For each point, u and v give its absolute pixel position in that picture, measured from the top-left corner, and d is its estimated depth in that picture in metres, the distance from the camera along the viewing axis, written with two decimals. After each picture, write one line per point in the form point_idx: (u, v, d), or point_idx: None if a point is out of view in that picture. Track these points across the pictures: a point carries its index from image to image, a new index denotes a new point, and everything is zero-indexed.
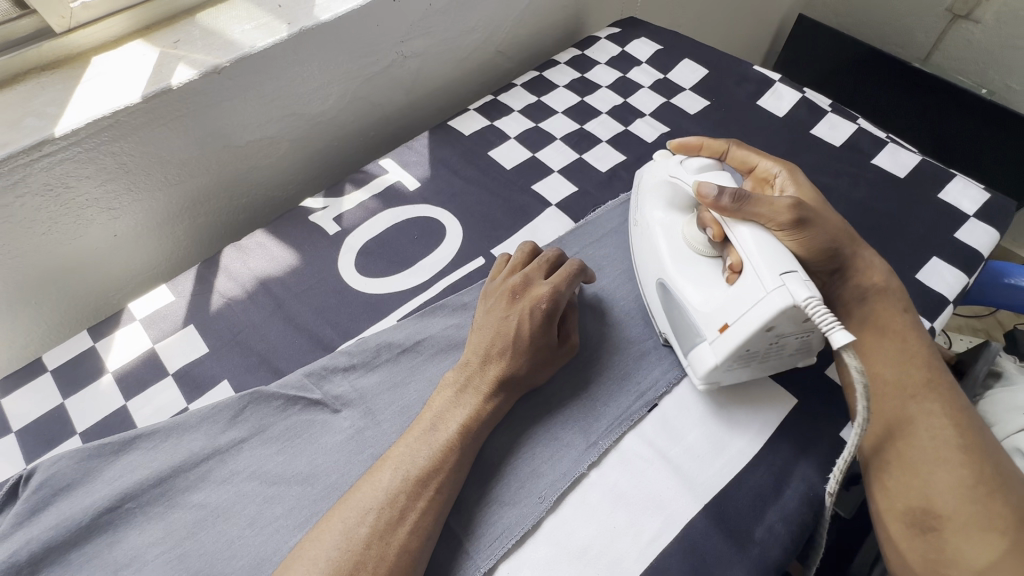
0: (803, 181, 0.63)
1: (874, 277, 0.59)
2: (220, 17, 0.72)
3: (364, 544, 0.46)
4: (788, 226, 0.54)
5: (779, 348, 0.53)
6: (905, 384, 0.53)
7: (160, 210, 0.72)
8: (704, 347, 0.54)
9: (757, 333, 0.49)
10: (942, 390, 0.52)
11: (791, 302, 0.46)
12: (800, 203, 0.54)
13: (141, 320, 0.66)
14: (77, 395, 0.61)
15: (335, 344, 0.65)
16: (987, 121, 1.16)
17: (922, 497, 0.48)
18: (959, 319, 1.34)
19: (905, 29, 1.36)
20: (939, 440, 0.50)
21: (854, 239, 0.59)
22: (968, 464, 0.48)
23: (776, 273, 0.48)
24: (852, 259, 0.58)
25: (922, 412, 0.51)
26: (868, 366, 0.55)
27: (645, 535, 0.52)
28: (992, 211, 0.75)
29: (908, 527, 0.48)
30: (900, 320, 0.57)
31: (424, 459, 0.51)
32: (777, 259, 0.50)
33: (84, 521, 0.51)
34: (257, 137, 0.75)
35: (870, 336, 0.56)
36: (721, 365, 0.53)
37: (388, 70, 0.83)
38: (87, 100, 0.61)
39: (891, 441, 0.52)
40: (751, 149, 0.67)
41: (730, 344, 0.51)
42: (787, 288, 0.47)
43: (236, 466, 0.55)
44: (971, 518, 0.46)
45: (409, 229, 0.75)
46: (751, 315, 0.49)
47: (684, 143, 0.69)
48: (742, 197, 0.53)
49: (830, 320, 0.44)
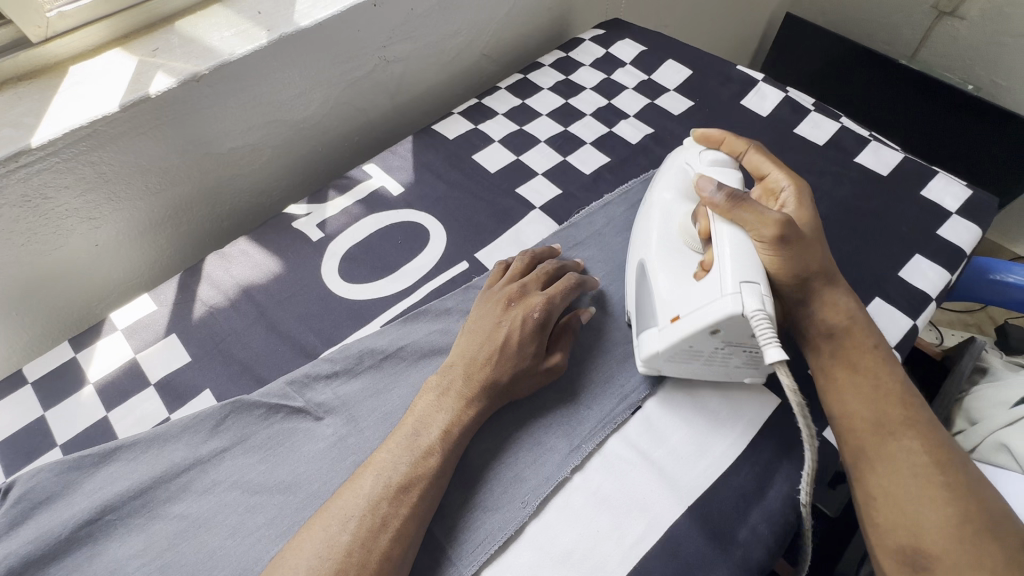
0: (807, 203, 0.62)
1: (843, 313, 0.57)
2: (199, 24, 0.71)
3: (346, 552, 0.45)
4: (769, 242, 0.54)
5: (725, 356, 0.55)
6: (882, 421, 0.52)
7: (142, 219, 0.72)
8: (653, 333, 0.56)
9: (703, 331, 0.51)
10: (920, 424, 0.52)
11: (740, 309, 0.49)
12: (790, 222, 0.54)
13: (123, 330, 0.66)
14: (57, 407, 0.61)
15: (318, 351, 0.65)
16: (973, 117, 1.16)
17: (911, 535, 0.48)
18: (951, 314, 1.35)
19: (891, 27, 1.37)
20: (921, 478, 0.49)
21: (828, 275, 0.58)
22: (953, 501, 0.48)
23: (738, 279, 0.51)
24: (820, 291, 0.57)
25: (904, 449, 0.50)
26: (843, 404, 0.55)
27: (628, 538, 0.51)
28: (974, 208, 0.75)
29: (900, 564, 0.48)
30: (872, 356, 0.56)
31: (406, 466, 0.50)
32: (744, 268, 0.52)
33: (64, 534, 0.50)
34: (239, 145, 0.75)
35: (841, 372, 0.56)
36: (665, 353, 0.55)
37: (371, 75, 0.83)
38: (63, 109, 0.61)
39: (875, 479, 0.51)
40: (769, 157, 0.66)
41: (676, 336, 0.53)
42: (741, 297, 0.50)
43: (217, 476, 0.55)
44: (962, 557, 0.46)
45: (393, 235, 0.75)
46: (703, 313, 0.51)
47: (706, 133, 0.68)
48: (735, 199, 0.55)
49: (768, 334, 0.48)
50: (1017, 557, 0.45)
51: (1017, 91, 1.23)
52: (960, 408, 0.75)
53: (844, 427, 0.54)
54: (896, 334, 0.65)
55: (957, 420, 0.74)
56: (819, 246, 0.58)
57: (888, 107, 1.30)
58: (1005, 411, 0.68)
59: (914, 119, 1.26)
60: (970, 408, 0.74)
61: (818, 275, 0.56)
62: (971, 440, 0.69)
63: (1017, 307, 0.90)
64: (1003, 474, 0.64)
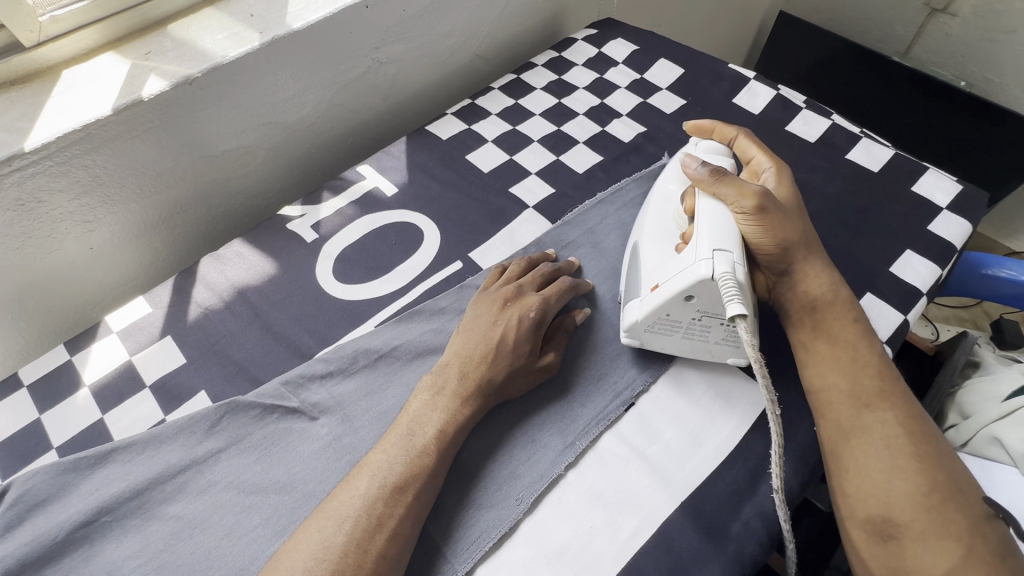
0: (786, 181, 0.63)
1: (824, 285, 0.59)
2: (192, 27, 0.72)
3: (342, 552, 0.45)
4: (749, 212, 0.56)
5: (703, 330, 0.57)
6: (858, 393, 0.53)
7: (137, 222, 0.72)
8: (634, 303, 0.59)
9: (677, 296, 0.54)
10: (895, 398, 0.52)
11: (711, 273, 0.52)
12: (768, 194, 0.57)
13: (118, 332, 0.66)
14: (53, 410, 0.61)
15: (312, 351, 0.65)
16: (966, 113, 1.17)
17: (881, 505, 0.48)
18: (946, 310, 1.35)
19: (885, 24, 1.38)
20: (893, 449, 0.49)
21: (807, 247, 0.59)
22: (922, 471, 0.48)
23: (711, 247, 0.54)
24: (799, 264, 0.59)
25: (876, 420, 0.51)
26: (821, 376, 0.55)
27: (622, 533, 0.52)
28: (964, 203, 0.76)
29: (869, 534, 0.48)
30: (851, 330, 0.57)
31: (401, 466, 0.51)
32: (719, 238, 0.54)
33: (61, 536, 0.51)
34: (232, 147, 0.75)
35: (820, 344, 0.57)
36: (644, 322, 0.57)
37: (364, 76, 0.83)
38: (56, 113, 0.61)
39: (848, 451, 0.51)
40: (756, 142, 0.67)
41: (655, 302, 0.56)
42: (713, 262, 0.52)
43: (213, 476, 0.55)
44: (928, 526, 0.46)
45: (387, 235, 0.75)
46: (679, 278, 0.54)
47: (697, 124, 0.69)
48: (718, 175, 0.58)
49: (732, 292, 0.50)
50: (981, 528, 0.46)
51: (1012, 87, 1.23)
52: (953, 402, 0.76)
53: (821, 401, 0.55)
54: (887, 328, 0.66)
55: (950, 414, 0.75)
56: (799, 220, 0.60)
57: (881, 104, 1.30)
58: (996, 404, 0.68)
59: (907, 116, 1.27)
60: (962, 402, 0.74)
61: (797, 246, 0.59)
62: (964, 434, 0.70)
63: (1009, 302, 0.90)
64: (996, 466, 0.66)
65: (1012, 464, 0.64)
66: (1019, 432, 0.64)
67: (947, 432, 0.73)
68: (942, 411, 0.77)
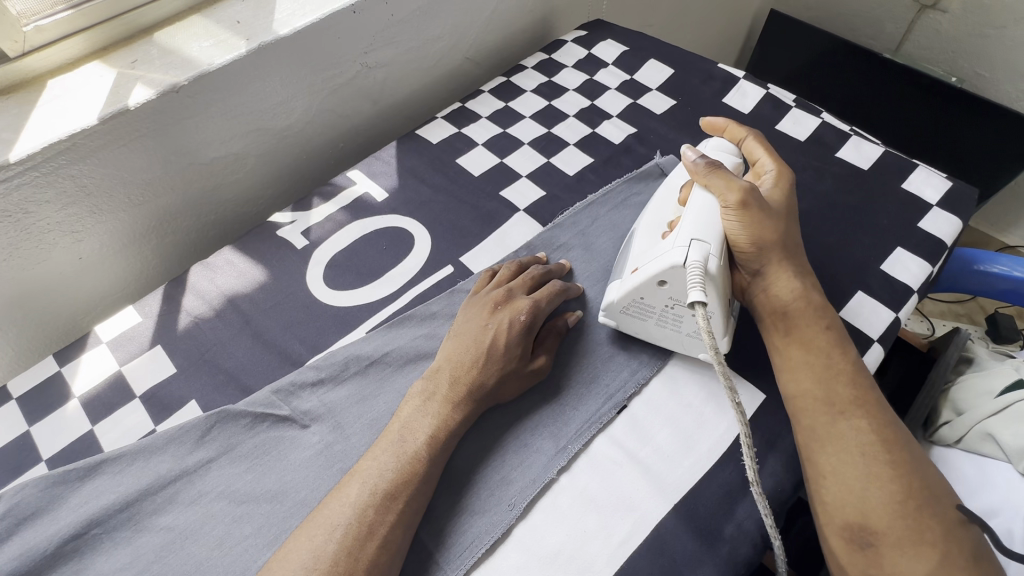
0: (784, 186, 0.63)
1: (797, 290, 0.58)
2: (178, 35, 0.71)
3: (333, 562, 0.45)
4: (732, 206, 0.57)
5: (675, 320, 0.57)
6: (833, 400, 0.52)
7: (126, 231, 0.72)
8: (616, 283, 0.60)
9: (650, 280, 0.55)
10: (869, 404, 0.52)
11: (682, 260, 0.53)
12: (755, 191, 0.57)
13: (108, 342, 0.66)
14: (42, 422, 0.61)
15: (303, 358, 0.65)
16: (957, 109, 1.17)
17: (858, 513, 0.48)
18: (942, 306, 1.35)
19: (875, 21, 1.38)
20: (869, 456, 0.49)
21: (783, 248, 0.58)
22: (897, 478, 0.48)
23: (690, 235, 0.54)
24: (772, 267, 0.58)
25: (850, 428, 0.51)
26: (796, 382, 0.55)
27: (615, 537, 0.52)
28: (954, 199, 0.76)
29: (847, 541, 0.48)
30: (824, 336, 0.56)
31: (392, 473, 0.50)
32: (701, 228, 0.55)
33: (49, 550, 0.50)
34: (221, 154, 0.75)
35: (794, 349, 0.56)
36: (619, 304, 0.59)
37: (353, 81, 0.83)
38: (43, 123, 0.61)
39: (825, 457, 0.51)
40: (765, 145, 0.67)
41: (631, 284, 0.57)
42: (687, 249, 0.53)
43: (203, 487, 0.55)
44: (904, 533, 0.47)
45: (377, 241, 0.75)
46: (655, 262, 0.55)
47: (711, 120, 0.70)
48: (712, 166, 0.58)
49: (695, 278, 0.51)
50: (954, 532, 0.47)
51: (1004, 82, 1.24)
52: (946, 398, 0.75)
53: (797, 406, 0.54)
54: (879, 326, 0.66)
55: (943, 411, 0.74)
56: (781, 220, 0.59)
57: (871, 102, 1.31)
58: (989, 401, 0.68)
59: (898, 112, 1.27)
60: (955, 398, 0.73)
61: (772, 248, 0.57)
62: (958, 430, 0.69)
63: (1002, 297, 0.91)
64: (991, 462, 0.66)
65: (1007, 460, 0.64)
66: (1014, 429, 0.64)
67: (940, 429, 0.72)
68: (934, 407, 0.76)
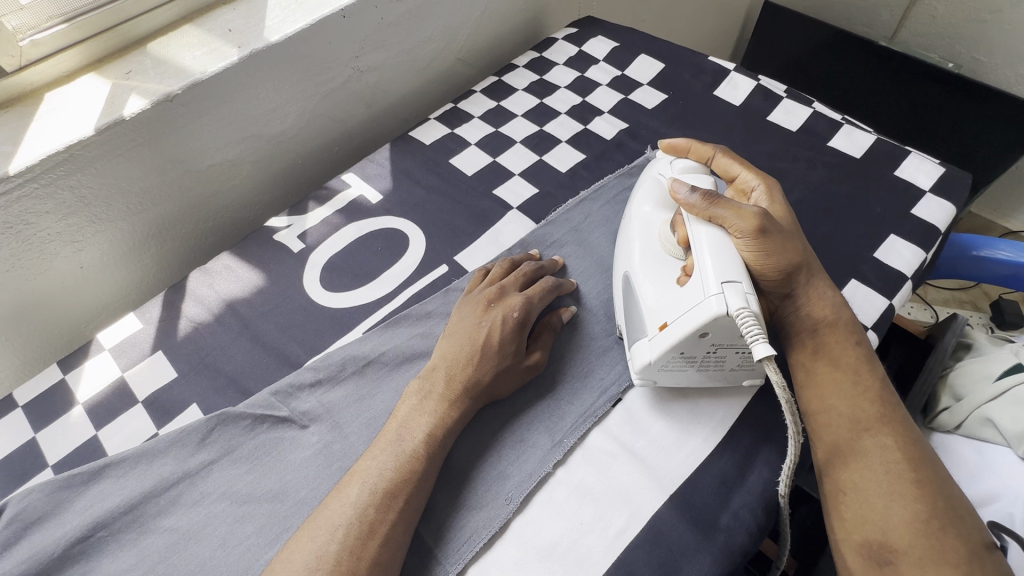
0: (778, 198, 0.64)
1: (825, 309, 0.58)
2: (171, 45, 0.73)
3: (336, 561, 0.46)
4: (750, 235, 0.55)
5: (718, 360, 0.55)
6: (859, 417, 0.53)
7: (124, 240, 0.73)
8: (643, 344, 0.56)
9: (691, 336, 0.51)
10: (895, 422, 0.53)
11: (725, 310, 0.49)
12: (767, 217, 0.56)
13: (110, 349, 0.67)
14: (47, 428, 0.62)
15: (301, 360, 0.66)
16: (956, 94, 1.16)
17: (879, 531, 0.48)
18: (947, 292, 1.34)
19: (871, 10, 1.37)
20: (893, 474, 0.50)
21: (810, 265, 0.59)
22: (920, 497, 0.48)
23: (718, 281, 0.51)
24: (804, 287, 0.58)
25: (876, 446, 0.51)
26: (823, 399, 0.55)
27: (611, 528, 0.52)
28: (947, 185, 0.76)
29: (865, 559, 0.48)
30: (852, 352, 0.57)
31: (391, 470, 0.51)
32: (724, 269, 0.52)
33: (57, 552, 0.51)
34: (218, 161, 0.76)
35: (822, 367, 0.57)
36: (657, 363, 0.55)
37: (346, 85, 0.84)
38: (42, 135, 0.62)
39: (847, 473, 0.51)
40: (737, 159, 0.67)
41: (665, 344, 0.53)
42: (724, 296, 0.50)
43: (206, 488, 0.56)
44: (925, 553, 0.46)
45: (373, 243, 0.76)
46: (689, 317, 0.51)
47: (673, 144, 0.70)
48: (711, 199, 0.57)
49: (754, 331, 0.48)
50: (978, 555, 0.46)
51: (1001, 66, 1.23)
52: (945, 384, 0.74)
53: (819, 423, 0.55)
54: (873, 314, 0.66)
55: (942, 397, 0.73)
56: (798, 239, 0.59)
57: (866, 90, 1.30)
58: (987, 385, 0.68)
59: (894, 100, 1.26)
60: (954, 384, 0.73)
61: (799, 269, 0.57)
62: (957, 416, 0.69)
63: (1002, 282, 0.90)
64: (991, 447, 0.66)
65: (1006, 444, 0.65)
66: (1011, 413, 0.65)
67: (939, 415, 0.72)
68: (933, 393, 0.75)
